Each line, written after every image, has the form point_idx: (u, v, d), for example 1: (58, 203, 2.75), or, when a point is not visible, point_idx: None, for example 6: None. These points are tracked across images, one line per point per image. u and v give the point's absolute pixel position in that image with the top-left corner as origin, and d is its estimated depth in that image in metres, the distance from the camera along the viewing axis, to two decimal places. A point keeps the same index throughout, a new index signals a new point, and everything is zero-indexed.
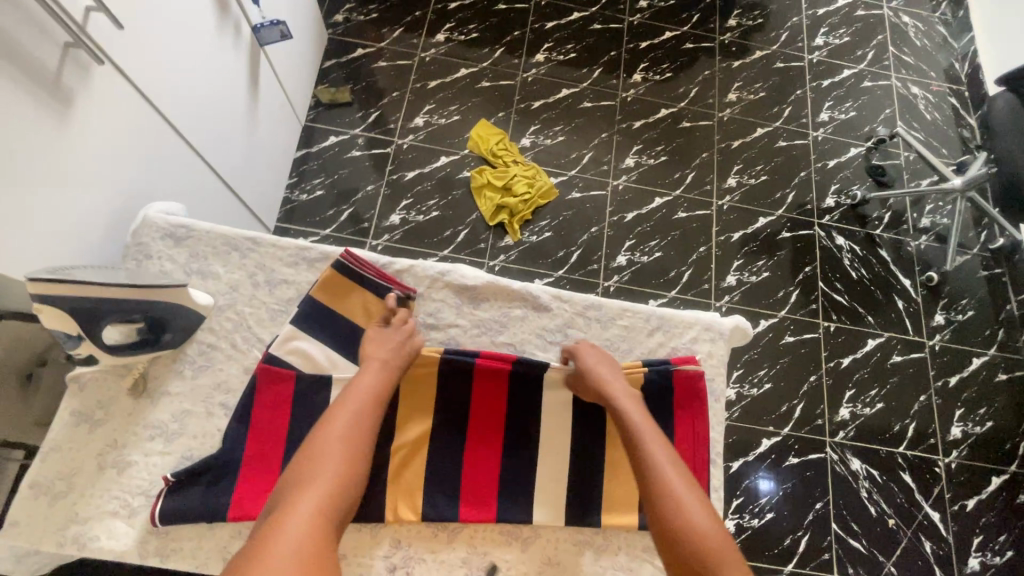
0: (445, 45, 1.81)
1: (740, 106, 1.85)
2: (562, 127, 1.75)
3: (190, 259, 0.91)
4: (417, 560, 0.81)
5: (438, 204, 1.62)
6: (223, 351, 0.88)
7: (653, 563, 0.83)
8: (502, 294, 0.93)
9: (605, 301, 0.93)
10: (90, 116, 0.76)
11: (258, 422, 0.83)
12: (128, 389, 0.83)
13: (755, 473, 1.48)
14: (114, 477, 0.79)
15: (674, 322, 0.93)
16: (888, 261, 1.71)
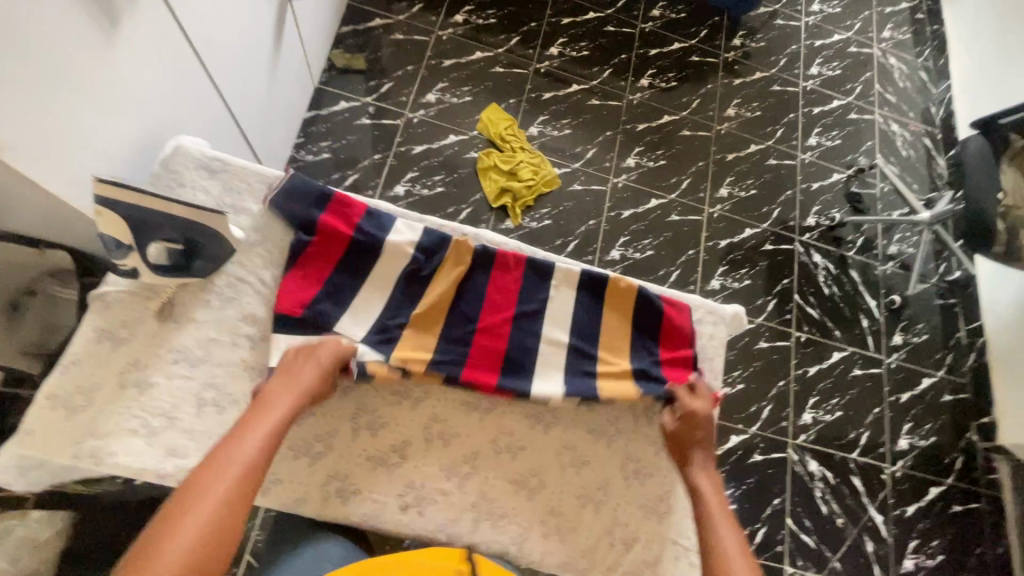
0: (463, 26, 1.83)
1: (737, 121, 1.94)
2: (570, 120, 1.80)
3: (224, 192, 0.92)
4: (429, 501, 0.83)
5: (444, 180, 1.64)
6: (252, 287, 0.89)
7: (651, 526, 0.85)
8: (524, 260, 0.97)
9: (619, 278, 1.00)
10: (130, 37, 0.77)
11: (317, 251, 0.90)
12: (154, 312, 0.84)
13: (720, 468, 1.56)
14: (135, 396, 0.80)
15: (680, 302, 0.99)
16: (858, 282, 1.83)
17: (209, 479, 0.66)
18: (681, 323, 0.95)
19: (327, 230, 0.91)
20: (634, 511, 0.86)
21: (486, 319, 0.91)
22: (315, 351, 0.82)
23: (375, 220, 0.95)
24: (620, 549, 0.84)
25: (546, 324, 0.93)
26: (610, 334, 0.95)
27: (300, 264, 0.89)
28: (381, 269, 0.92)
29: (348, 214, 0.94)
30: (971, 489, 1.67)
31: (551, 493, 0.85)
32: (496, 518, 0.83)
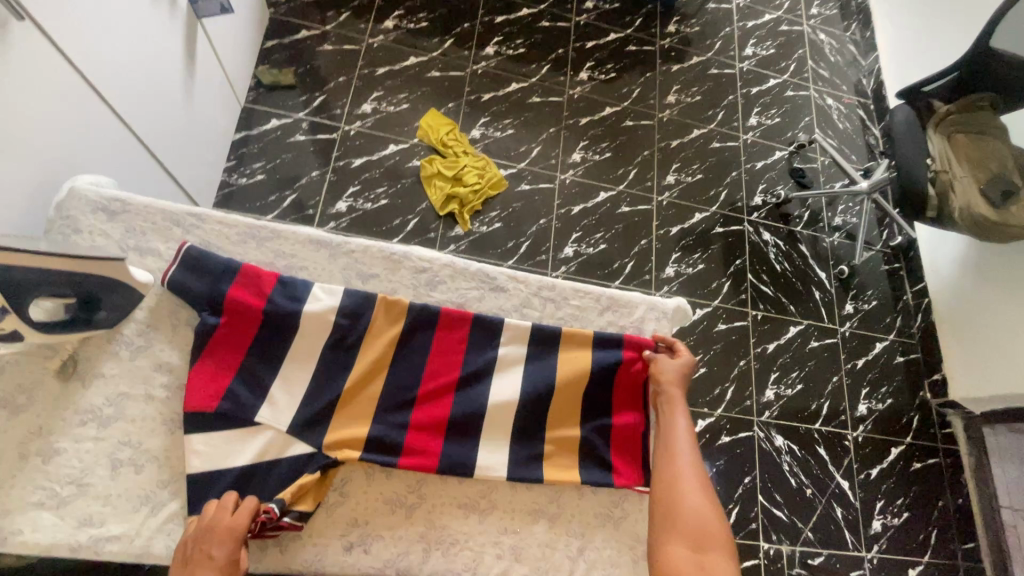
0: (394, 32, 1.78)
1: (678, 107, 1.95)
2: (512, 120, 1.78)
3: (126, 234, 0.88)
4: (374, 538, 0.80)
5: (387, 192, 1.60)
6: (164, 332, 0.85)
7: (603, 531, 0.87)
8: (459, 274, 0.95)
9: (558, 282, 0.97)
10: (21, 87, 0.74)
11: (230, 330, 0.84)
12: (54, 373, 0.79)
13: None
14: (38, 465, 0.75)
15: (623, 302, 0.98)
16: (808, 256, 1.88)
17: None
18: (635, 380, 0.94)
19: (236, 307, 0.84)
20: (590, 520, 0.87)
21: (421, 339, 0.89)
22: (210, 534, 0.70)
23: (289, 288, 0.87)
24: (574, 561, 0.84)
25: (492, 387, 0.89)
26: (562, 397, 0.91)
27: (212, 352, 0.82)
28: (298, 342, 0.86)
29: (258, 284, 0.86)
30: (929, 445, 1.74)
31: (501, 513, 0.84)
32: (447, 545, 0.81)
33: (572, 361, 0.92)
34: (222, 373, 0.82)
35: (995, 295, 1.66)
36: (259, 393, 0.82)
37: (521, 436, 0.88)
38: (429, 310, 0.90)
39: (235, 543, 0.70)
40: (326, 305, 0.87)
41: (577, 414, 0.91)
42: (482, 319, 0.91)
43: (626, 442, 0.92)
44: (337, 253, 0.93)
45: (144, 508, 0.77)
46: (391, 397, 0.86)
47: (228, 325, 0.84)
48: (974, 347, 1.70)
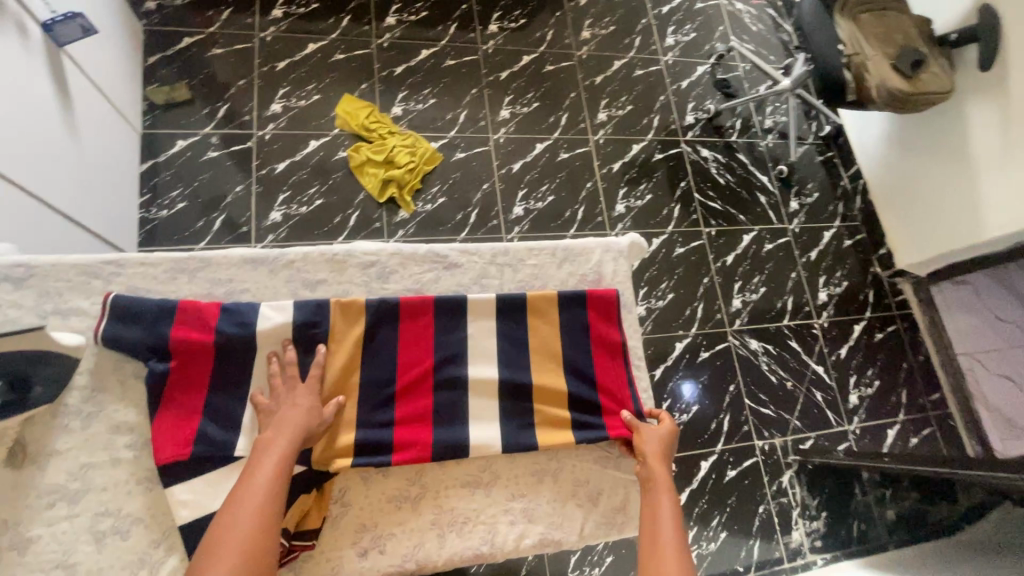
0: (285, 21, 1.66)
1: (595, 42, 1.91)
2: (431, 89, 1.71)
3: (41, 299, 0.81)
4: (387, 537, 0.80)
5: (320, 191, 1.53)
6: (113, 391, 0.80)
7: (606, 472, 0.90)
8: (410, 260, 0.93)
9: (511, 245, 0.96)
10: None
11: (184, 372, 0.80)
12: (3, 462, 0.74)
13: (677, 379, 1.62)
14: (16, 559, 0.71)
15: (579, 251, 0.99)
16: (747, 163, 1.91)
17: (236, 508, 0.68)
18: (609, 326, 0.96)
19: (184, 347, 0.80)
20: (591, 466, 0.90)
21: (386, 333, 0.87)
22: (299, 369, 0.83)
23: (235, 315, 0.83)
24: (586, 507, 0.87)
25: (469, 367, 0.89)
26: (540, 357, 0.92)
27: (172, 397, 0.79)
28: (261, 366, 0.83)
29: (201, 317, 0.82)
30: (886, 315, 1.86)
31: (505, 479, 0.86)
32: (460, 524, 0.83)
33: (543, 324, 0.93)
34: (188, 418, 0.79)
35: (922, 163, 1.73)
36: (231, 429, 0.79)
37: (508, 405, 0.88)
38: (387, 303, 0.87)
39: (317, 397, 0.81)
40: (280, 322, 0.83)
41: (558, 369, 0.92)
42: (443, 301, 0.89)
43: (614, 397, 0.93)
44: (278, 267, 0.89)
45: (145, 569, 0.75)
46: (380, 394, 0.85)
47: (181, 366, 0.80)
48: (920, 220, 1.77)
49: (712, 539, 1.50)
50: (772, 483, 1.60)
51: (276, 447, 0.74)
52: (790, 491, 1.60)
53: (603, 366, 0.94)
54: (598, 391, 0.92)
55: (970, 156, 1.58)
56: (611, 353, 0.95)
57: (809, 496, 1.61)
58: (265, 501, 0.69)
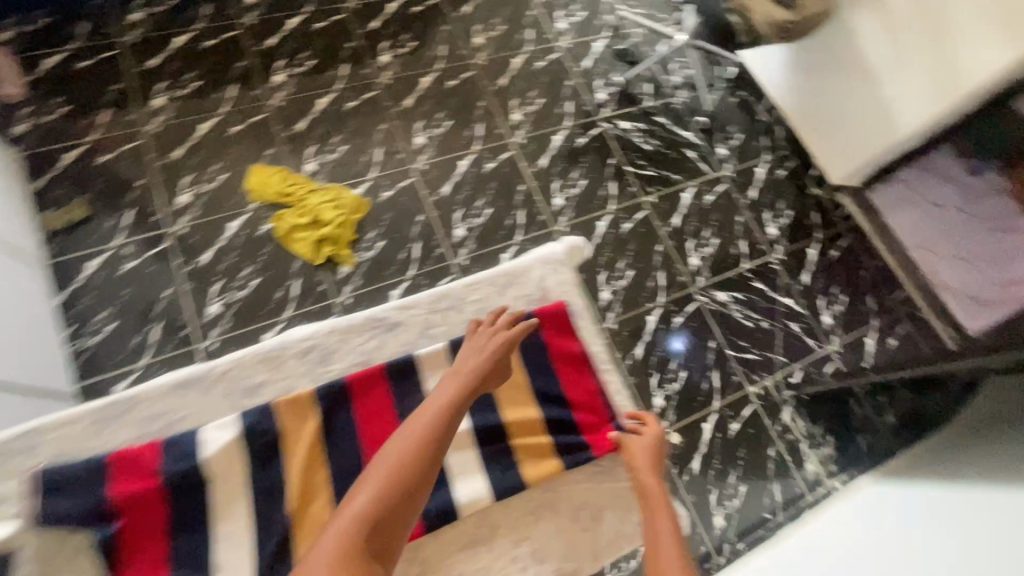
0: (169, 107, 1.59)
1: (489, 46, 1.90)
2: (339, 136, 1.66)
3: None
4: None
5: (254, 270, 1.47)
6: None
7: None
8: (350, 333, 1.25)
9: (449, 287, 1.29)
10: None
11: (136, 521, 1.06)
12: None
13: (668, 337, 1.66)
14: None
15: (520, 273, 1.33)
16: (667, 124, 1.94)
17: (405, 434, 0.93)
18: (567, 339, 1.28)
19: (128, 502, 1.06)
20: None
21: (341, 413, 1.18)
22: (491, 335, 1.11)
23: (174, 452, 1.10)
24: None
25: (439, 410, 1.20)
26: (514, 394, 1.22)
27: (132, 541, 1.05)
28: (214, 488, 1.10)
29: (143, 468, 1.09)
30: (835, 233, 1.91)
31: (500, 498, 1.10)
32: None
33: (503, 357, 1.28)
34: (145, 555, 1.05)
35: (823, 81, 1.76)
36: None
37: None
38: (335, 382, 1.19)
39: (497, 353, 1.08)
40: (220, 441, 1.11)
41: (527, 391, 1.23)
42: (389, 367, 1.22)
43: (586, 407, 1.25)
44: (222, 375, 1.20)
45: None
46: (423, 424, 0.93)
47: (130, 518, 1.05)
48: (832, 138, 1.80)
49: (733, 496, 1.54)
50: (775, 424, 1.62)
51: (436, 404, 0.96)
52: (794, 426, 1.63)
53: (570, 378, 1.26)
54: (570, 395, 1.25)
55: (863, 63, 1.62)
56: (573, 366, 1.27)
57: (813, 426, 1.64)
58: (418, 445, 0.90)
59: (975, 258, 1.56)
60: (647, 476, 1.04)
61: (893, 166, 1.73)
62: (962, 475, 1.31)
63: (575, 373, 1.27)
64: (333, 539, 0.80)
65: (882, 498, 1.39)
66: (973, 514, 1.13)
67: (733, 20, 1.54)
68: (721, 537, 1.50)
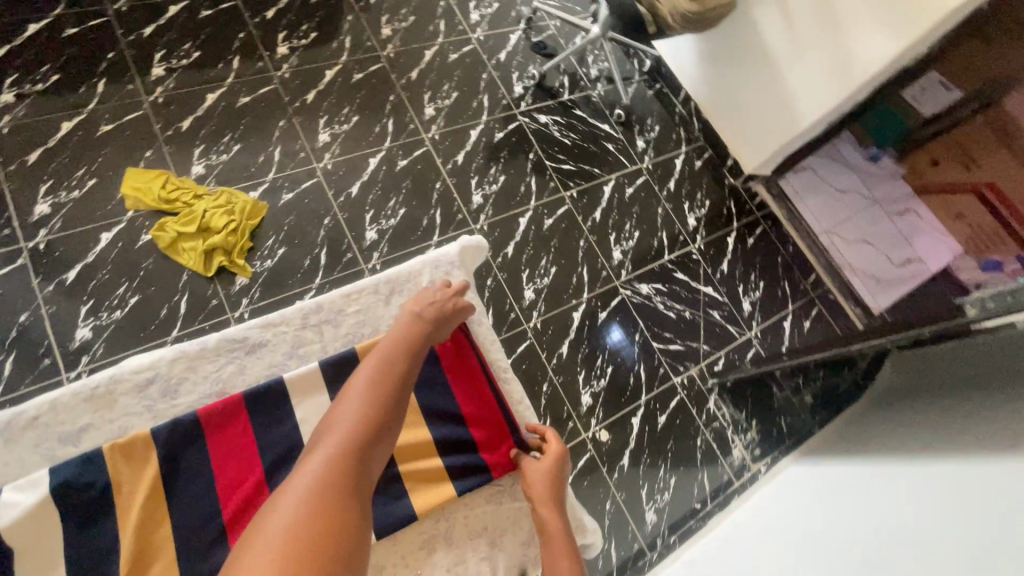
0: (21, 105, 1.38)
1: (399, 37, 1.79)
2: (231, 134, 1.51)
3: None
4: None
5: (132, 287, 1.32)
6: None
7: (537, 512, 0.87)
8: (200, 359, 1.08)
9: (322, 298, 1.16)
10: None
11: None
12: None
13: (608, 326, 1.66)
14: None
15: (404, 276, 1.21)
16: (585, 117, 1.92)
17: (353, 394, 0.86)
18: (463, 353, 1.20)
19: None
20: None
21: (194, 453, 1.01)
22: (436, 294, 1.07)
23: None
24: None
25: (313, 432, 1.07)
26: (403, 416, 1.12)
27: None
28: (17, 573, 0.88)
29: None
30: (750, 222, 1.96)
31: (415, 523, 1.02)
32: None
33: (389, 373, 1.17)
34: None
35: (727, 68, 1.78)
36: None
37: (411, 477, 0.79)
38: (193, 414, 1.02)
39: (440, 315, 1.03)
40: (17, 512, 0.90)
41: (420, 412, 1.13)
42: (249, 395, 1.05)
43: (483, 424, 1.17)
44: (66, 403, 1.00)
45: None
46: (370, 385, 0.87)
47: None
48: (742, 121, 1.83)
49: (664, 491, 1.55)
50: (701, 413, 1.65)
51: (381, 363, 0.91)
52: (719, 414, 1.67)
53: (466, 392, 1.18)
54: (466, 412, 1.17)
55: (764, 53, 1.66)
56: (470, 378, 1.19)
57: (737, 412, 1.69)
58: (367, 407, 0.84)
59: (877, 239, 1.83)
60: (543, 498, 1.05)
61: (797, 153, 1.81)
62: (872, 452, 1.32)
63: (471, 387, 1.19)
64: (290, 509, 0.70)
65: (807, 480, 1.42)
66: (871, 482, 1.19)
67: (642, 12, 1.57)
68: (654, 533, 1.50)
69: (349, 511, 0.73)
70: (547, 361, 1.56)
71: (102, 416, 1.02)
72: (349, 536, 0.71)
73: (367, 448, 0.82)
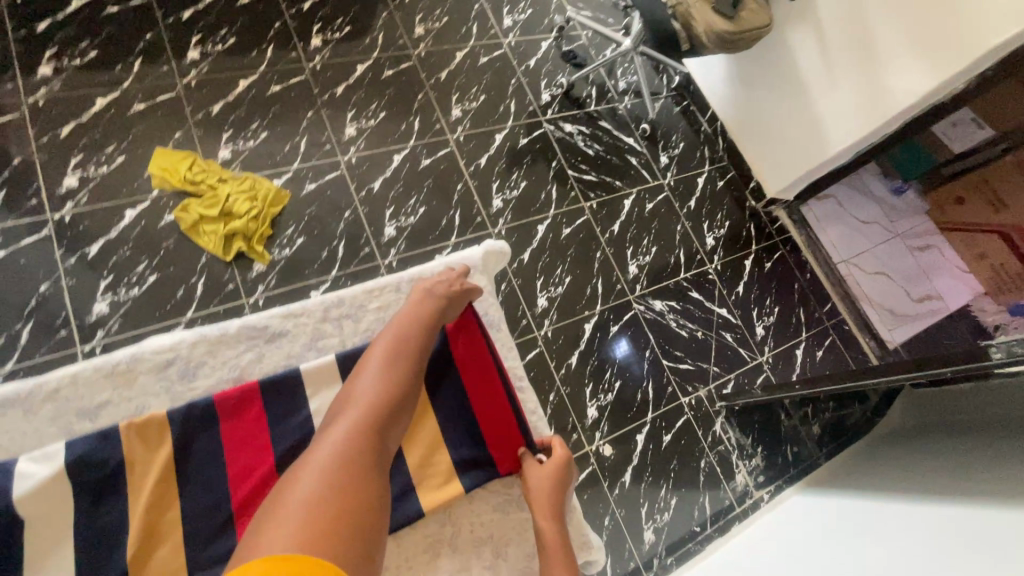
0: (205, 62, 1.57)
1: (518, 27, 1.96)
2: (378, 103, 1.69)
3: None
4: None
5: (300, 229, 1.50)
6: None
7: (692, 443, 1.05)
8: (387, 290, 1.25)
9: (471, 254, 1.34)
10: None
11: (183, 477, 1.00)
12: None
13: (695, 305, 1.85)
14: None
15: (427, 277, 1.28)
16: (682, 115, 2.09)
17: (362, 379, 0.93)
18: None
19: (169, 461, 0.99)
20: None
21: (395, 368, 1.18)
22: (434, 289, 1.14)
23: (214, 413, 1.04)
24: None
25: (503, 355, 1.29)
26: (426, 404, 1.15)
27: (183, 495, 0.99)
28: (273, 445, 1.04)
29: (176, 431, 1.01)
30: None
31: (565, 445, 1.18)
32: None
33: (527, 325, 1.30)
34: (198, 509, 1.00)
35: (756, 87, 1.86)
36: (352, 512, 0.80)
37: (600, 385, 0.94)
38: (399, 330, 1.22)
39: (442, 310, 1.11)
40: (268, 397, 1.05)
41: None
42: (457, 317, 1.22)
43: (491, 419, 1.18)
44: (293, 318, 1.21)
45: None
46: (378, 372, 0.93)
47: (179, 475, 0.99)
48: (766, 142, 1.90)
49: (751, 456, 1.74)
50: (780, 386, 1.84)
51: (385, 353, 0.97)
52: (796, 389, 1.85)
53: (480, 383, 1.20)
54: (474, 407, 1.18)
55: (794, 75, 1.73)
56: (479, 370, 1.20)
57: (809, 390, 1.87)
58: (380, 390, 0.91)
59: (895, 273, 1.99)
60: (540, 507, 1.09)
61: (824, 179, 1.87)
62: (949, 450, 1.47)
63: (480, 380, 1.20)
64: (314, 474, 0.75)
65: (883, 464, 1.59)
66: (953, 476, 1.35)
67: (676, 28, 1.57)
68: (743, 491, 1.70)
69: (371, 476, 0.79)
70: (649, 331, 1.76)
71: (310, 331, 1.21)
72: (369, 504, 0.76)
73: (381, 425, 0.88)
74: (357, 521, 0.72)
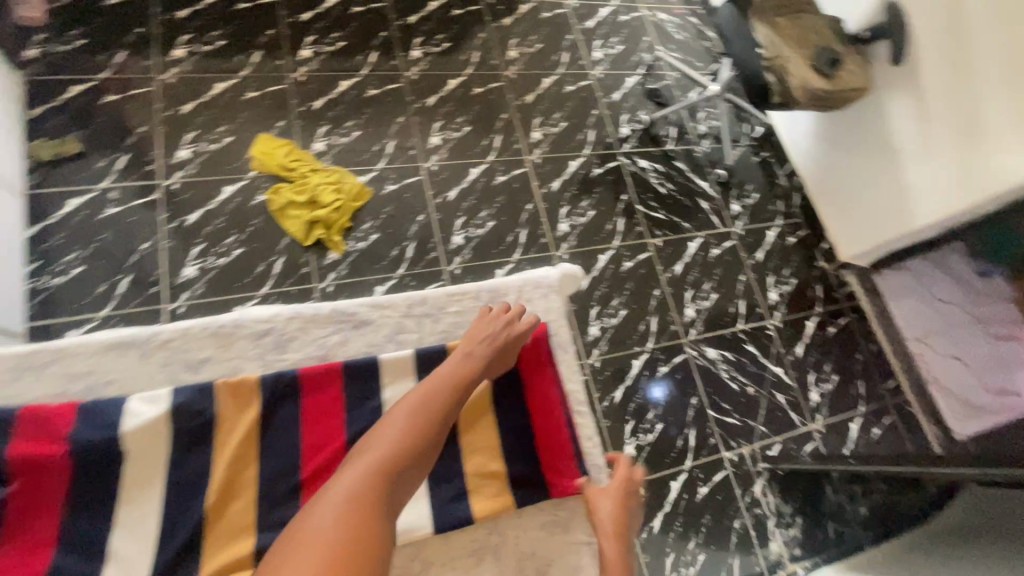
0: (314, 61, 1.69)
1: (607, 61, 2.01)
2: (464, 117, 1.77)
3: None
4: None
5: (376, 225, 1.58)
6: None
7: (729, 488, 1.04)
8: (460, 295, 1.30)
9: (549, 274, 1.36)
10: None
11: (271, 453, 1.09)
12: None
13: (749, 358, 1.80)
14: None
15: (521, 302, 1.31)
16: (759, 165, 2.07)
17: (394, 418, 0.94)
18: None
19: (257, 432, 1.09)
20: None
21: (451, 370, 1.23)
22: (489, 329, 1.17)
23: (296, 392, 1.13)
24: None
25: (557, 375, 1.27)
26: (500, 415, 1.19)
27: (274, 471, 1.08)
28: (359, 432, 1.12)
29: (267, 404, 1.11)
30: None
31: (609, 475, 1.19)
32: None
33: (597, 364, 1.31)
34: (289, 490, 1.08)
35: (847, 154, 1.80)
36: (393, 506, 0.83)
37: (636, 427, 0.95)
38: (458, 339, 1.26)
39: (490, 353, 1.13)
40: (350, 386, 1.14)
41: None
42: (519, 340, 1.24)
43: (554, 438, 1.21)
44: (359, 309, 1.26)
45: None
46: (407, 413, 0.95)
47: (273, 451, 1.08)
48: (852, 211, 1.83)
49: (790, 525, 1.66)
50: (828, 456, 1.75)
51: (422, 394, 0.99)
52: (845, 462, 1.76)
53: (548, 403, 1.23)
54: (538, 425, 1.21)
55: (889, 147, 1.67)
56: (548, 393, 1.24)
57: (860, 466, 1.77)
58: (407, 432, 0.92)
59: None
60: (605, 525, 1.12)
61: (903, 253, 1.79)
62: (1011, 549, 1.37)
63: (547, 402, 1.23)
64: (328, 516, 0.77)
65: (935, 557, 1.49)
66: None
67: (771, 81, 1.54)
68: (776, 560, 1.62)
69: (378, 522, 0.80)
70: (699, 377, 1.72)
71: (387, 324, 1.26)
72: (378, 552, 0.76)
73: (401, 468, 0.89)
74: (361, 558, 0.74)
